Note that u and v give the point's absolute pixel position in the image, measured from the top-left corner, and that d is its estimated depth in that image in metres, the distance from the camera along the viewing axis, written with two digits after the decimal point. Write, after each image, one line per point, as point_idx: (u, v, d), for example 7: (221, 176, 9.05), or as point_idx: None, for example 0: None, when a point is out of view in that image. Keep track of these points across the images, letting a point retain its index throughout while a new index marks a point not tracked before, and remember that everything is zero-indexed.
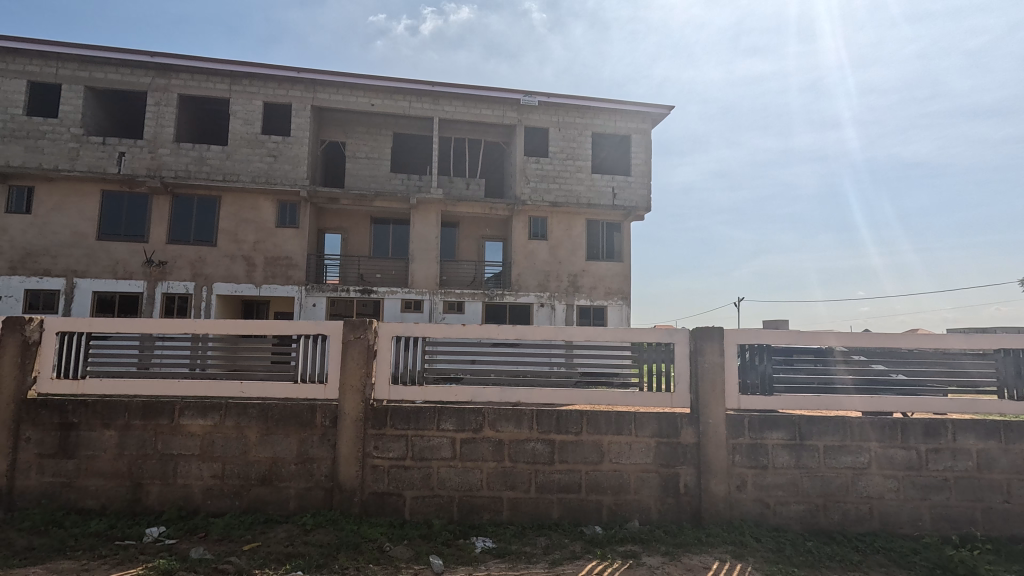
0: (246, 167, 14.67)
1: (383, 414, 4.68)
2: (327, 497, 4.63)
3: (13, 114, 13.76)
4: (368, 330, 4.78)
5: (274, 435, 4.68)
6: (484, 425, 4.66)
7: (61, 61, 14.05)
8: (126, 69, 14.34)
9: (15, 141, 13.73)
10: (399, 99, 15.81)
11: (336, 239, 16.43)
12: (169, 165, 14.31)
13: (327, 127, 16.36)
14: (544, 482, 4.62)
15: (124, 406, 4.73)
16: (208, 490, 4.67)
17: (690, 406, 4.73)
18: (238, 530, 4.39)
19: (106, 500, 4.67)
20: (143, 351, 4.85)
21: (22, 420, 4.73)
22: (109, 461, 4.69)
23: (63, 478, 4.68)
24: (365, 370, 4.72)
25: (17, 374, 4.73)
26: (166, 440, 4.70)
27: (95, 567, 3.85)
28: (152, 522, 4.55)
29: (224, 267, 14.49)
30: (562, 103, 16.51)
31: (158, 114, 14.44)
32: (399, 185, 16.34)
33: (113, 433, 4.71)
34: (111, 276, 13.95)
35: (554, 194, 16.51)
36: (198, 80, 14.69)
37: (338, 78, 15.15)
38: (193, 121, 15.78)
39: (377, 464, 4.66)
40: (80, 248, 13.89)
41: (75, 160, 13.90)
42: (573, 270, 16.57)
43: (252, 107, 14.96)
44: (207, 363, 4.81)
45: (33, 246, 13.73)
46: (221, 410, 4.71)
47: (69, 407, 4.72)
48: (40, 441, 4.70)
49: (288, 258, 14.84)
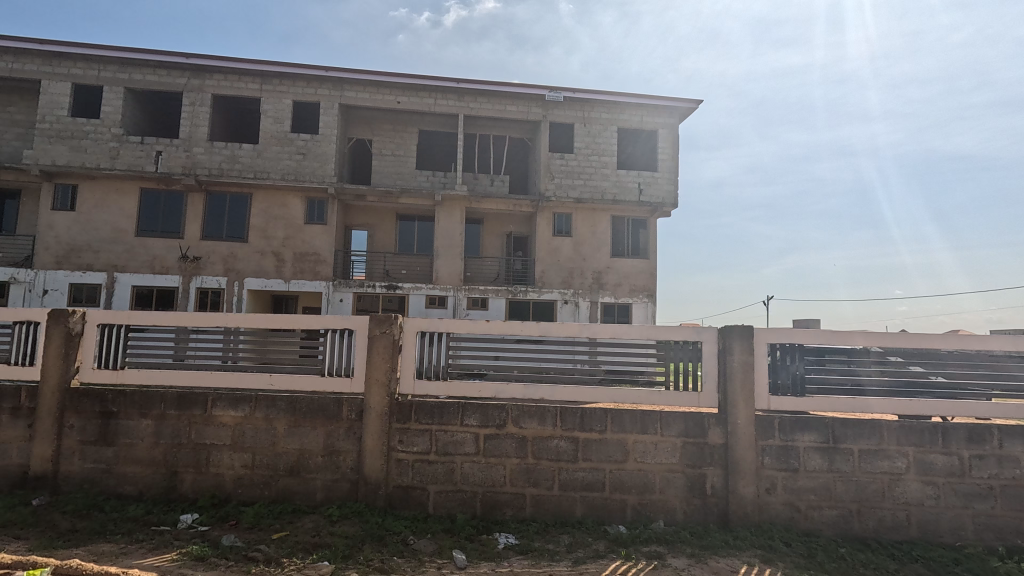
0: (276, 165, 14.98)
1: (408, 408, 4.73)
2: (353, 489, 4.71)
3: (59, 116, 14.34)
4: (393, 326, 4.84)
5: (302, 427, 4.78)
6: (508, 422, 4.65)
7: (103, 64, 14.59)
8: (163, 70, 14.81)
9: (60, 142, 14.33)
10: (424, 96, 15.90)
11: (363, 235, 16.68)
12: (203, 163, 14.71)
13: (354, 125, 16.58)
14: (567, 480, 4.60)
15: (159, 397, 4.88)
16: (239, 480, 4.80)
17: (718, 405, 4.63)
18: (268, 519, 4.49)
19: (143, 487, 4.85)
20: (179, 343, 5.03)
21: (65, 408, 4.94)
22: (146, 449, 4.86)
23: (104, 464, 4.88)
24: (390, 363, 4.77)
25: (61, 363, 4.94)
26: (199, 430, 4.84)
27: (133, 551, 3.99)
28: (187, 508, 4.69)
29: (255, 262, 14.86)
30: (587, 97, 16.35)
31: (192, 113, 14.85)
32: (424, 181, 16.45)
33: (150, 422, 4.88)
34: (148, 271, 14.45)
35: (579, 189, 16.36)
36: (231, 80, 15.06)
37: (365, 76, 15.35)
38: (225, 121, 16.15)
39: (402, 458, 4.71)
40: (120, 245, 14.44)
41: (116, 159, 14.43)
42: (597, 267, 16.45)
43: (282, 105, 15.27)
44: (239, 356, 4.98)
45: (77, 241, 14.31)
46: (252, 401, 4.83)
47: (109, 396, 4.91)
48: (81, 428, 4.90)
49: (316, 254, 15.13)
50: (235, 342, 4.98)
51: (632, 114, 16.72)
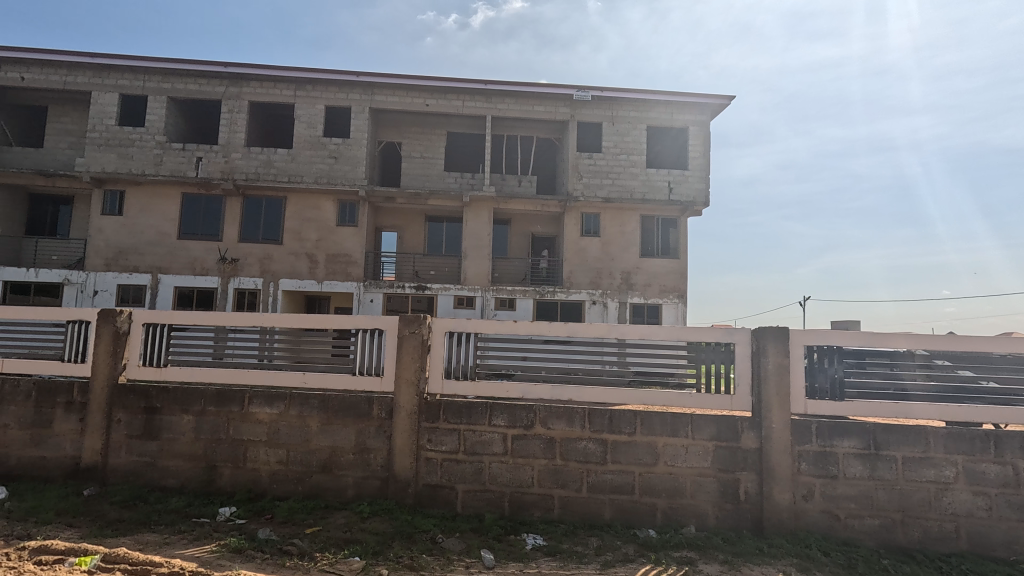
0: (309, 169, 15.37)
1: (436, 407, 4.77)
2: (383, 487, 4.79)
3: (107, 125, 15.07)
4: (422, 326, 4.89)
5: (334, 425, 4.88)
6: (535, 422, 4.65)
7: (148, 74, 15.26)
8: (203, 79, 15.38)
9: (109, 149, 15.05)
10: (452, 99, 16.04)
11: (392, 237, 16.95)
12: (240, 168, 15.21)
13: (384, 128, 16.87)
14: (596, 482, 4.56)
15: (200, 394, 5.07)
16: (275, 475, 4.94)
17: (752, 409, 4.51)
18: (301, 513, 4.61)
19: (184, 480, 5.04)
20: (218, 342, 5.23)
21: (113, 404, 5.18)
22: (187, 443, 5.06)
23: (148, 457, 5.09)
24: (419, 363, 4.82)
25: (110, 361, 5.19)
26: (237, 426, 5.01)
27: (176, 541, 4.15)
28: (225, 502, 4.86)
29: (289, 264, 15.28)
30: (615, 96, 16.19)
31: (230, 120, 15.37)
32: (452, 183, 16.59)
33: (191, 418, 5.07)
34: (190, 272, 15.03)
35: (607, 189, 16.22)
36: (267, 87, 15.53)
37: (394, 80, 15.59)
38: (261, 126, 16.65)
39: (431, 457, 4.76)
40: (163, 247, 15.07)
41: (160, 165, 15.06)
42: (626, 267, 16.26)
43: (314, 111, 15.65)
44: (274, 354, 5.13)
45: (124, 244, 15.00)
46: (286, 399, 4.96)
47: (153, 392, 5.12)
48: (128, 423, 5.14)
49: (348, 255, 15.45)
50: (270, 341, 5.13)
51: (662, 112, 16.48)
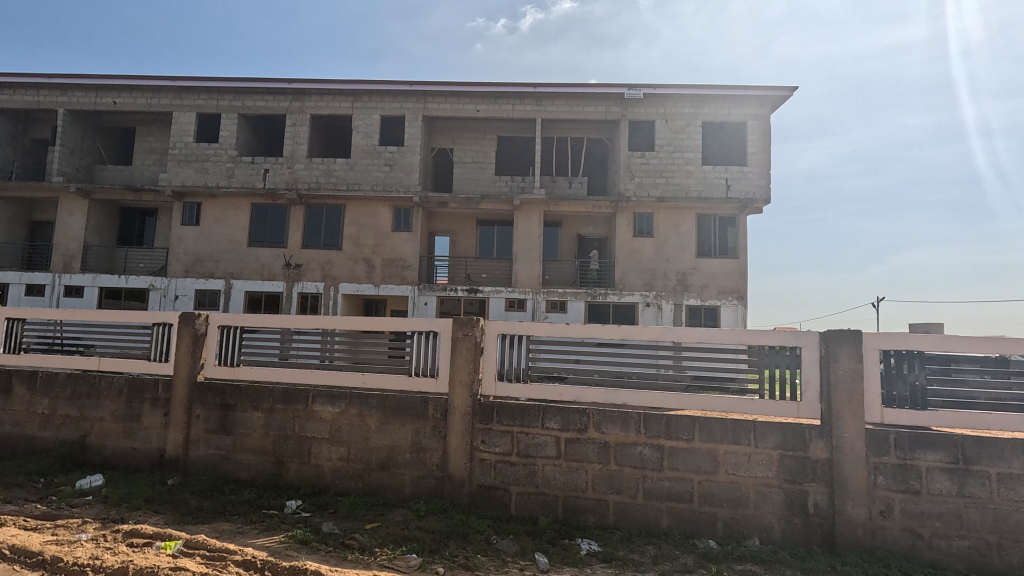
0: (366, 177, 15.96)
1: (490, 409, 4.82)
2: (438, 486, 4.88)
3: (186, 142, 16.29)
4: (475, 328, 4.95)
5: (391, 425, 5.03)
6: (589, 426, 4.60)
7: (221, 94, 16.38)
8: (270, 96, 16.34)
9: (188, 165, 16.26)
10: (503, 103, 16.19)
11: (445, 241, 17.29)
12: (303, 179, 16.02)
13: (437, 135, 17.27)
14: (652, 489, 4.44)
15: (268, 392, 5.37)
16: (337, 471, 5.16)
17: (821, 417, 4.26)
18: (362, 509, 4.78)
19: (255, 473, 5.35)
20: (284, 343, 5.52)
21: (193, 400, 5.58)
22: (258, 439, 5.37)
23: (223, 451, 5.45)
24: (472, 365, 4.89)
25: (190, 360, 5.61)
26: (302, 424, 5.27)
27: (248, 531, 4.41)
28: (292, 495, 5.12)
29: (349, 269, 15.93)
30: (668, 93, 15.79)
31: (294, 133, 16.23)
32: (503, 186, 16.72)
33: (261, 415, 5.38)
34: (258, 277, 15.97)
35: (661, 188, 15.82)
36: (327, 100, 16.29)
37: (446, 88, 15.93)
38: (323, 138, 17.46)
39: (485, 458, 4.80)
40: (235, 254, 16.11)
41: (232, 178, 16.13)
42: (681, 268, 15.79)
43: (371, 121, 16.25)
44: (334, 355, 5.35)
45: (201, 252, 16.14)
46: (347, 398, 5.16)
47: (227, 390, 5.48)
48: (206, 418, 5.52)
49: (403, 259, 15.92)
50: (331, 342, 5.37)
51: (718, 107, 15.91)
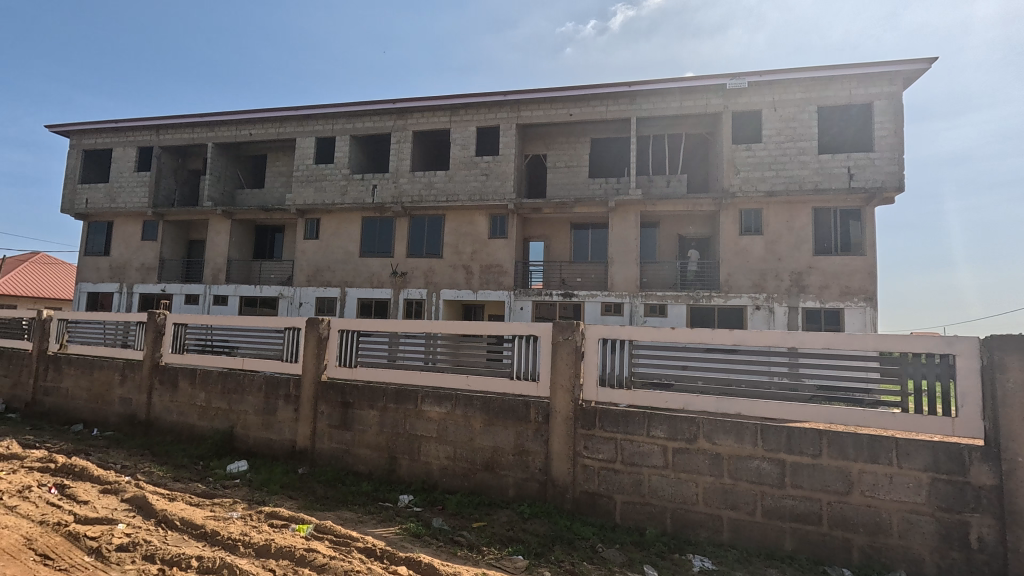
0: (464, 187, 16.60)
1: (592, 415, 4.75)
2: (542, 489, 4.91)
3: (307, 165, 18.06)
4: (576, 332, 4.93)
5: (495, 427, 5.15)
6: (699, 436, 4.36)
7: (335, 118, 17.97)
8: (377, 117, 17.62)
9: (309, 185, 18.00)
10: (596, 105, 16.00)
11: (540, 245, 17.44)
12: (407, 192, 17.04)
13: (531, 142, 17.52)
14: (772, 507, 4.10)
15: (382, 392, 5.76)
16: (444, 469, 5.38)
17: (984, 437, 3.66)
18: (469, 508, 4.94)
19: (372, 467, 5.75)
20: (392, 345, 5.95)
21: (319, 397, 6.14)
22: (374, 435, 5.78)
23: (344, 445, 5.93)
24: (573, 370, 4.86)
25: (315, 361, 6.18)
26: (412, 422, 5.58)
27: (367, 520, 4.75)
28: (404, 490, 5.43)
29: (449, 275, 16.65)
30: (777, 78, 14.63)
31: (399, 149, 17.34)
32: (598, 189, 16.49)
33: (376, 413, 5.78)
34: (369, 285, 17.24)
35: (771, 181, 14.66)
36: (428, 116, 17.21)
37: (539, 94, 16.10)
38: (424, 153, 18.47)
39: (588, 464, 4.74)
40: (349, 264, 17.55)
41: (345, 195, 17.60)
42: (796, 267, 14.48)
43: (467, 133, 16.90)
44: (437, 358, 5.68)
45: (320, 263, 17.79)
46: (452, 400, 5.38)
47: (347, 389, 5.96)
48: (329, 414, 6.05)
49: (500, 265, 16.30)
50: (434, 345, 5.70)
51: (837, 89, 14.42)
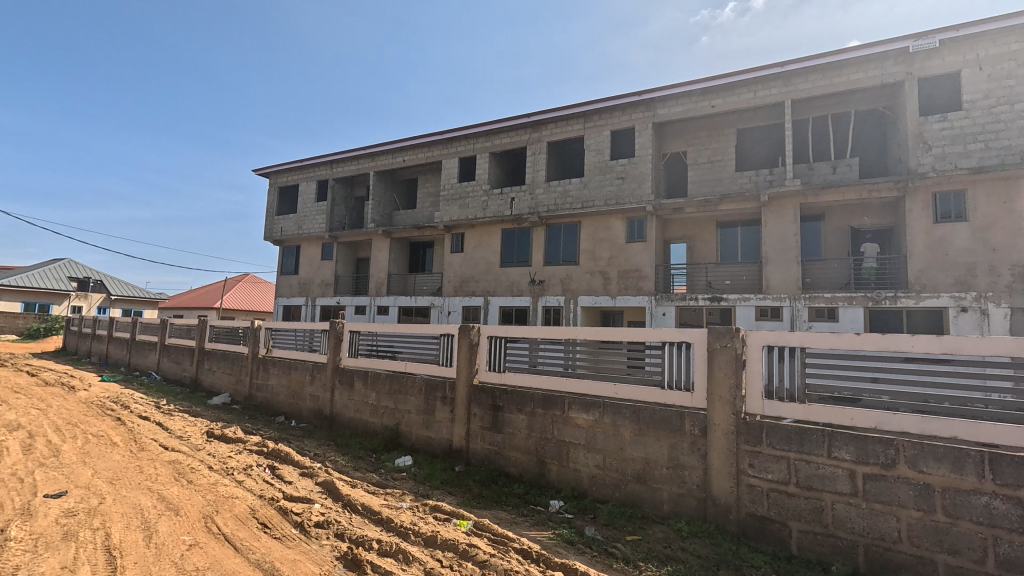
0: (599, 193, 16.45)
1: (758, 430, 4.30)
2: (701, 507, 4.57)
3: (452, 184, 19.45)
4: (735, 338, 4.55)
5: (647, 437, 4.95)
6: (899, 462, 3.70)
7: (476, 138, 19.12)
8: (513, 132, 18.37)
9: (454, 202, 19.35)
10: (742, 92, 14.74)
11: (682, 248, 16.53)
12: (543, 202, 17.41)
13: (669, 140, 16.77)
14: (1010, 557, 3.29)
15: (530, 397, 5.92)
16: (594, 477, 5.31)
17: None
18: (621, 519, 4.79)
19: (522, 470, 5.90)
20: (532, 351, 6.20)
21: (471, 400, 6.51)
22: (523, 439, 5.93)
23: (496, 447, 6.18)
24: (734, 380, 4.47)
25: (468, 366, 6.61)
26: (560, 428, 5.62)
27: (521, 522, 4.88)
28: (554, 495, 5.47)
29: (587, 282, 16.57)
30: (981, 31, 12.05)
31: (534, 161, 17.84)
32: (747, 183, 15.13)
33: (525, 417, 5.94)
34: (509, 293, 17.94)
35: (977, 156, 12.07)
36: (561, 126, 17.46)
37: (677, 89, 15.33)
38: (559, 162, 18.71)
39: (755, 484, 4.28)
40: (491, 275, 18.45)
41: (486, 209, 18.56)
42: (1020, 259, 11.66)
43: (602, 138, 16.74)
44: (577, 364, 5.81)
45: (465, 274, 19.01)
46: (600, 407, 5.32)
47: (497, 393, 6.24)
48: (481, 416, 6.37)
49: (639, 270, 15.78)
50: (574, 352, 5.86)
51: None
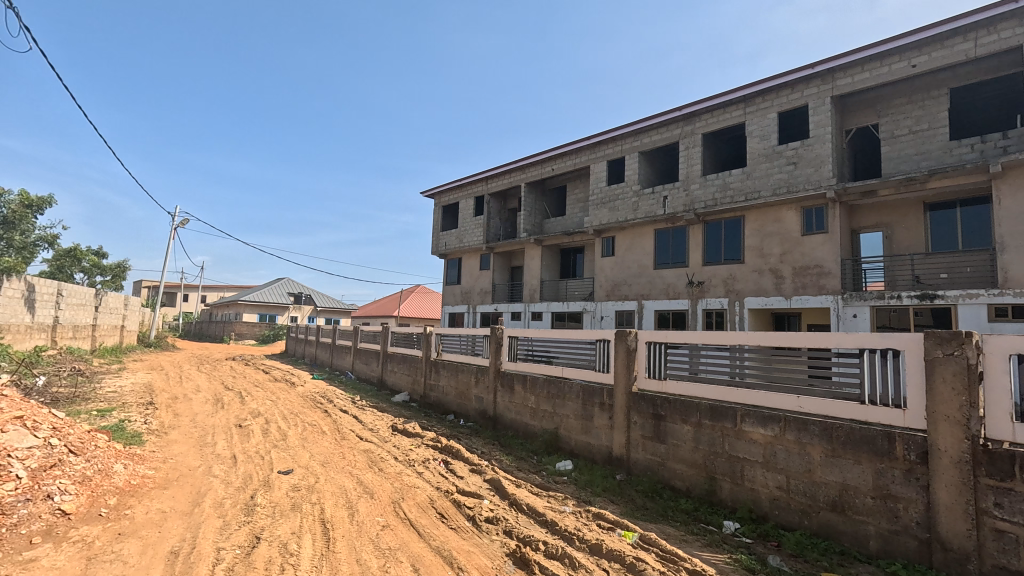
0: (766, 182, 14.70)
1: (1009, 461, 3.39)
2: (924, 551, 3.78)
3: (601, 187, 19.11)
4: (966, 346, 3.66)
5: (844, 460, 4.28)
6: None
7: (624, 139, 18.56)
8: (664, 128, 17.40)
9: (603, 206, 18.94)
10: (958, 42, 11.91)
11: (877, 237, 14.05)
12: (700, 198, 16.17)
13: (854, 113, 14.38)
14: None
15: (696, 406, 5.53)
16: (775, 500, 4.74)
17: None
18: (813, 552, 4.18)
19: (689, 485, 5.52)
20: (692, 357, 5.86)
21: (631, 407, 6.32)
22: (689, 451, 5.55)
23: (659, 457, 5.87)
24: (967, 397, 3.61)
25: (627, 372, 6.45)
26: (732, 442, 5.13)
27: (692, 541, 4.56)
28: (728, 515, 5.00)
29: (754, 281, 14.93)
30: None
31: (688, 156, 16.62)
32: (969, 153, 12.24)
33: (690, 428, 5.56)
34: (665, 296, 17.02)
35: None
36: (718, 114, 15.99)
37: (864, 53, 13.01)
38: (717, 154, 17.18)
39: (1005, 530, 3.39)
40: (644, 277, 17.69)
41: (637, 210, 17.81)
42: None
43: (767, 121, 14.91)
44: (745, 372, 5.38)
45: (617, 278, 18.51)
46: (781, 422, 4.74)
47: (658, 401, 5.96)
48: (642, 425, 6.12)
49: (819, 266, 13.65)
50: (740, 359, 5.44)
51: None
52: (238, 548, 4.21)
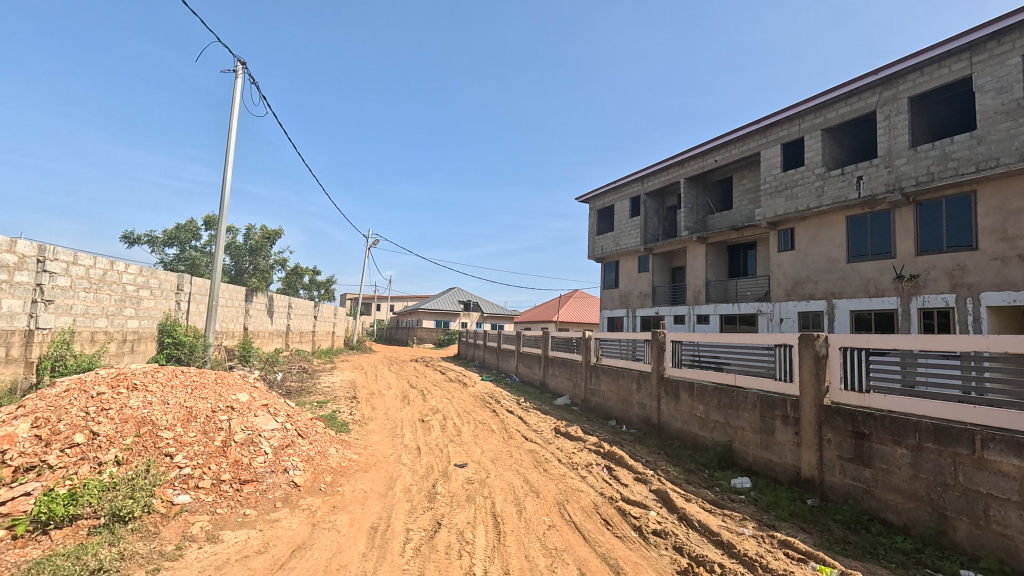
0: (1008, 145, 11.37)
1: None
2: None
3: (775, 174, 16.88)
4: None
5: None
6: None
7: (802, 117, 16.16)
8: (854, 98, 14.64)
9: (778, 195, 16.71)
10: None
11: None
12: (907, 175, 13.24)
13: None
14: None
15: (912, 426, 4.62)
16: None
17: None
18: None
19: (907, 520, 4.58)
20: (905, 369, 4.98)
21: (822, 423, 5.48)
22: (905, 479, 4.63)
23: (864, 484, 4.98)
24: None
25: (815, 382, 5.65)
26: (969, 473, 4.18)
27: None
28: (967, 564, 4.03)
29: (994, 272, 11.62)
30: None
31: (890, 126, 13.71)
32: None
33: (906, 451, 4.65)
34: (864, 294, 14.21)
35: None
36: (931, 71, 12.89)
37: None
38: (931, 120, 13.93)
39: None
40: (835, 273, 15.06)
41: (822, 196, 15.28)
42: None
43: (1007, 69, 11.55)
44: (984, 388, 4.40)
45: (799, 275, 16.10)
46: None
47: (859, 417, 5.07)
48: (839, 444, 5.26)
49: None
50: (975, 371, 4.46)
51: None
52: (422, 530, 4.70)
